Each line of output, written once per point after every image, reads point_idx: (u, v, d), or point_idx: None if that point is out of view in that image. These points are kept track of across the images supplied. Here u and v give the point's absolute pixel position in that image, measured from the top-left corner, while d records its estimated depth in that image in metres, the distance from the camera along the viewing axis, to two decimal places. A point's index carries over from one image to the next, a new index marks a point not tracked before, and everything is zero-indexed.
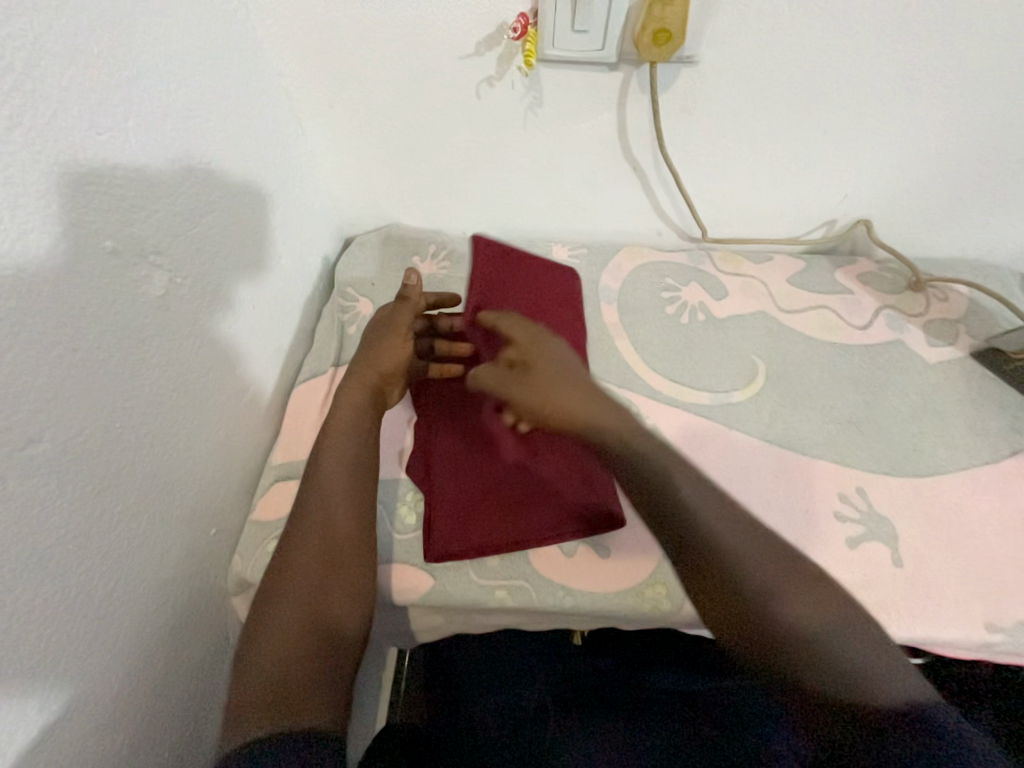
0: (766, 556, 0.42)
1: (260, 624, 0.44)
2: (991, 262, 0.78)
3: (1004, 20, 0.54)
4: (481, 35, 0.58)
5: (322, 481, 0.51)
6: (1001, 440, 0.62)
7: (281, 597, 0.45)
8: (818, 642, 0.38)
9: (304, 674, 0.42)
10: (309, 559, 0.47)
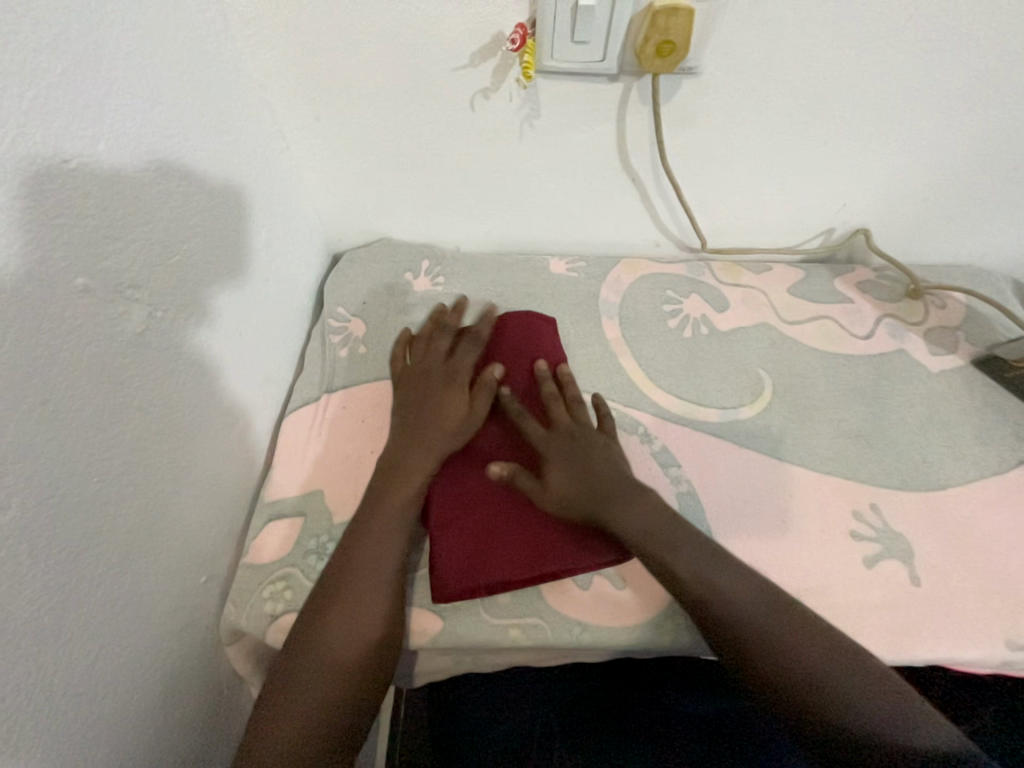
0: (766, 616, 0.45)
1: (291, 679, 0.44)
2: (984, 267, 0.79)
3: (1007, 30, 0.54)
4: (474, 46, 0.55)
5: (373, 530, 0.51)
6: (1007, 450, 0.62)
7: (319, 654, 0.45)
8: (803, 676, 0.42)
9: (324, 738, 0.42)
10: (352, 614, 0.47)
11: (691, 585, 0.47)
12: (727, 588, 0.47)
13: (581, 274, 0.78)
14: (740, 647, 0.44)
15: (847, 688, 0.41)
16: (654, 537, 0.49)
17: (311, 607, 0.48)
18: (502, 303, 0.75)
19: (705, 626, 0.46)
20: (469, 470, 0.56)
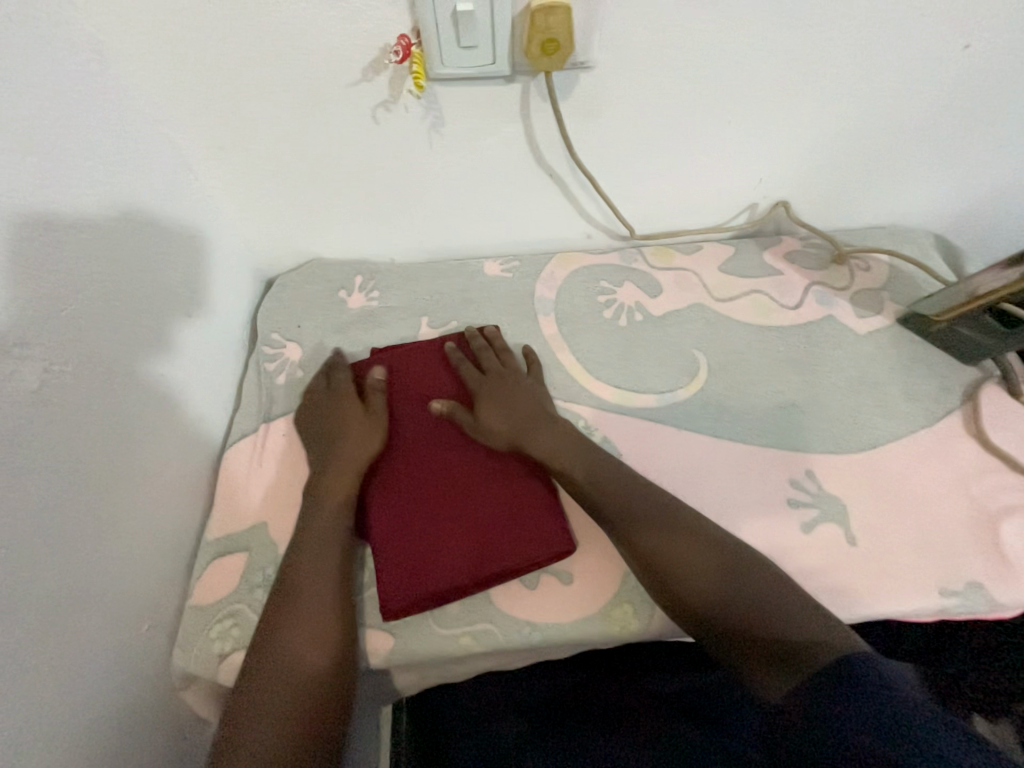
0: (717, 572, 0.47)
1: (258, 703, 0.43)
2: (907, 225, 0.80)
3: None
4: (364, 61, 0.54)
5: (314, 549, 0.52)
6: (935, 403, 0.64)
7: (286, 669, 0.45)
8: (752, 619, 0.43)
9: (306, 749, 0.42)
10: (308, 628, 0.47)
11: (634, 526, 0.51)
12: (663, 530, 0.50)
13: (515, 273, 0.78)
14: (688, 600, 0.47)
15: (781, 605, 0.44)
16: (600, 482, 0.54)
17: (260, 637, 0.47)
18: (438, 312, 0.75)
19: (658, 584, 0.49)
20: (407, 486, 0.57)
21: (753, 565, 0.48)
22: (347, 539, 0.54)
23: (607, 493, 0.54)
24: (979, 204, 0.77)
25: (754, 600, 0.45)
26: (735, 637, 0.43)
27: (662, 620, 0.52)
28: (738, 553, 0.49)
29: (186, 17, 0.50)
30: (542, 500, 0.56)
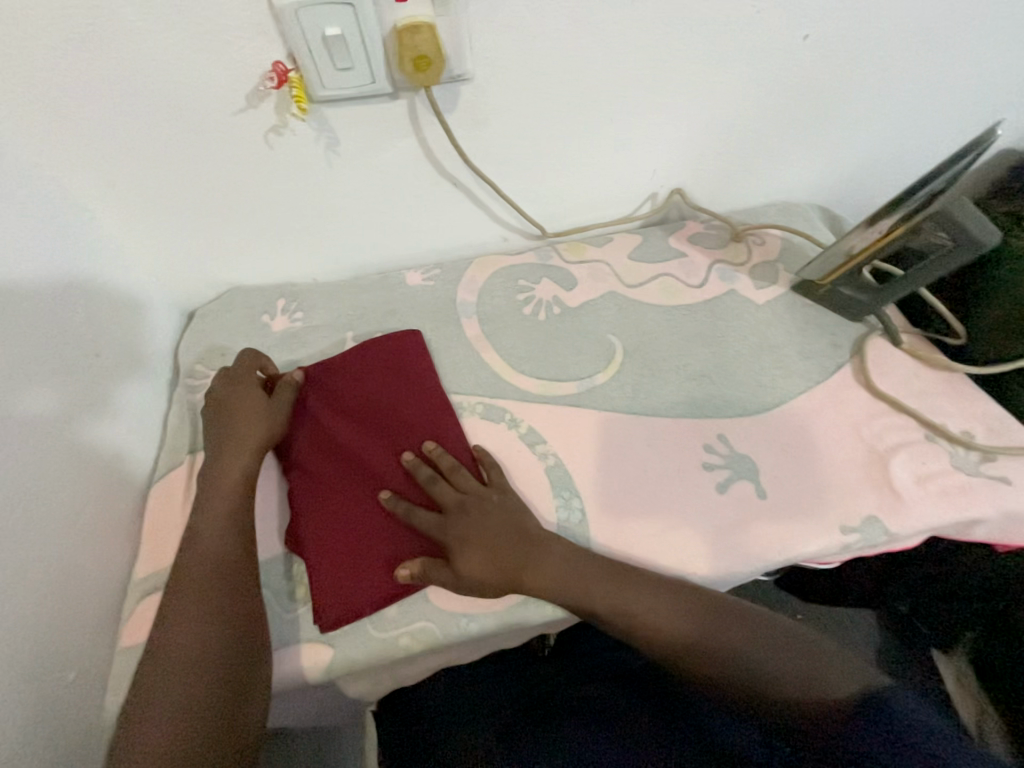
0: (687, 621, 0.49)
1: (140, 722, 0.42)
2: (796, 200, 0.87)
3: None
4: (246, 89, 0.56)
5: (200, 561, 0.50)
6: (828, 359, 0.69)
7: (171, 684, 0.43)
8: (737, 664, 0.46)
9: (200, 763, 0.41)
10: (192, 642, 0.45)
11: (608, 612, 0.50)
12: (629, 589, 0.51)
13: (436, 280, 0.80)
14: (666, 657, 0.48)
15: (778, 665, 0.45)
16: (570, 580, 0.51)
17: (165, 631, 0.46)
18: (364, 326, 0.76)
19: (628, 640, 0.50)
20: (339, 502, 0.58)
21: (709, 602, 0.51)
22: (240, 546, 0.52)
23: (583, 586, 0.51)
24: (853, 176, 0.84)
25: (748, 663, 0.46)
26: (728, 688, 0.46)
27: None
28: (692, 593, 0.51)
29: (53, 59, 0.50)
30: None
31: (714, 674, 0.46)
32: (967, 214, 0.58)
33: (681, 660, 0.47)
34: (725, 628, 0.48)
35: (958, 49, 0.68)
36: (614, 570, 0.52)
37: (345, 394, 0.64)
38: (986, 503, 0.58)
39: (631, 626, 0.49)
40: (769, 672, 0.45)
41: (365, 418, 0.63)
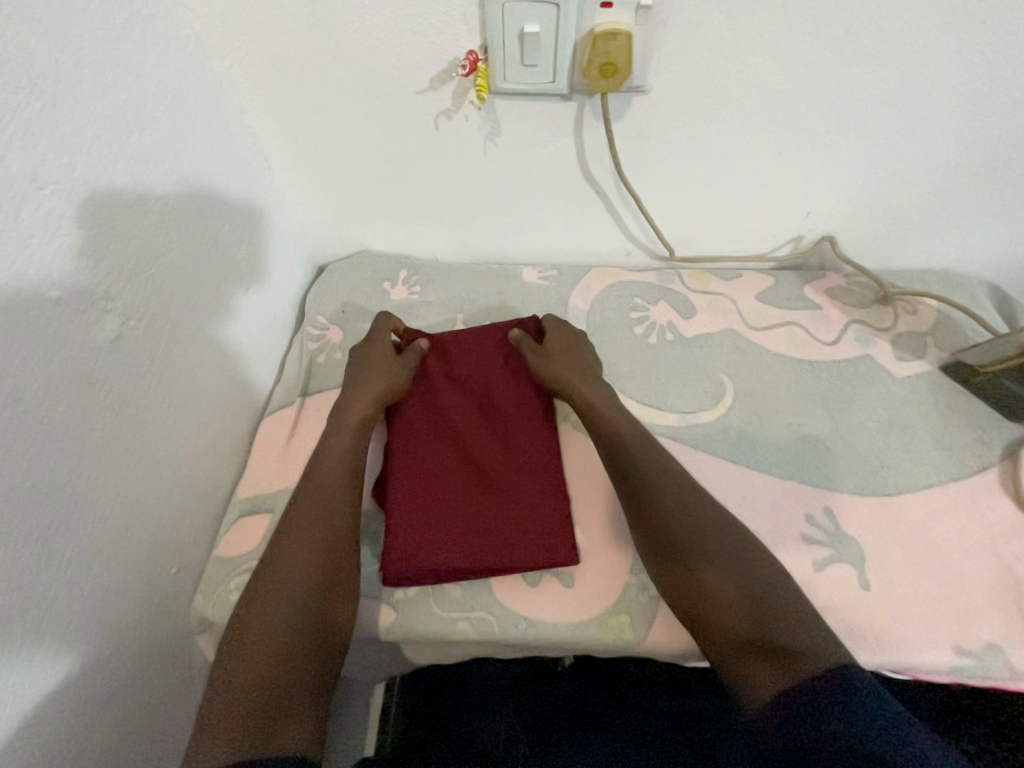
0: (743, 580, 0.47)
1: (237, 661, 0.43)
2: (961, 273, 0.78)
3: (959, 42, 0.53)
4: (433, 72, 0.59)
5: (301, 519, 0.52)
6: (971, 456, 0.62)
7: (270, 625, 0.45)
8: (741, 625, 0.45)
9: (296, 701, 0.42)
10: (295, 556, 0.49)
11: (686, 542, 0.50)
12: (712, 535, 0.50)
13: (552, 282, 0.80)
14: (696, 591, 0.48)
15: (768, 588, 0.46)
16: (661, 493, 0.53)
17: (267, 560, 0.49)
18: (474, 312, 0.78)
19: (670, 562, 0.50)
20: (425, 467, 0.60)
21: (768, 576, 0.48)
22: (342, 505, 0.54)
23: (669, 508, 0.52)
24: None
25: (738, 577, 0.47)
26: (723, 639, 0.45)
27: (658, 634, 0.52)
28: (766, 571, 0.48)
29: (280, 22, 0.56)
30: (551, 499, 0.58)
31: (707, 583, 0.47)
32: None
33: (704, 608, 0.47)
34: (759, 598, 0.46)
35: None
36: (702, 511, 0.52)
37: (458, 360, 0.67)
38: None
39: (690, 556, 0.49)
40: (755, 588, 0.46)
41: (472, 386, 0.65)
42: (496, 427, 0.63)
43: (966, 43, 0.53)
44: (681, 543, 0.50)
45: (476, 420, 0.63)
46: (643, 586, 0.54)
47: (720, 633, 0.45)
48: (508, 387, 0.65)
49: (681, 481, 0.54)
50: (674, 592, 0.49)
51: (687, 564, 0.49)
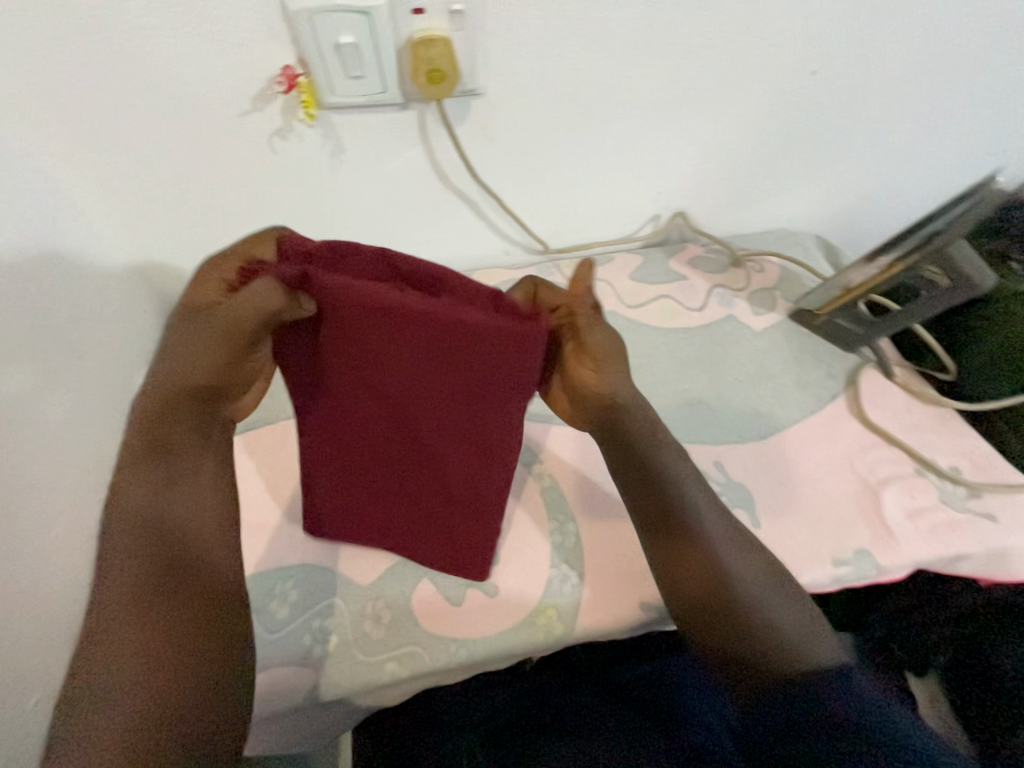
0: (748, 577, 0.47)
1: (101, 645, 0.39)
2: (794, 229, 0.88)
3: (747, 29, 0.59)
4: (252, 91, 0.54)
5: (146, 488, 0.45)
6: (823, 390, 0.70)
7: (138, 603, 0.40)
8: (743, 634, 0.45)
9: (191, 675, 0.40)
10: (177, 590, 0.42)
11: (698, 542, 0.48)
12: (711, 533, 0.49)
13: None
14: (697, 595, 0.47)
15: (777, 605, 0.46)
16: (668, 491, 0.50)
17: (135, 594, 0.41)
18: None
19: (673, 562, 0.49)
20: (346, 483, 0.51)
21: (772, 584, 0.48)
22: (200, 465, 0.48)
23: (678, 513, 0.49)
24: (851, 209, 0.86)
25: (755, 596, 0.46)
26: (719, 649, 0.46)
27: (585, 619, 0.54)
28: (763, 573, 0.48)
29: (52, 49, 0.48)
30: (496, 511, 0.51)
31: (718, 593, 0.47)
32: (964, 253, 0.58)
33: (701, 606, 0.47)
34: (763, 610, 0.46)
35: (958, 92, 0.70)
36: (712, 514, 0.50)
37: (381, 354, 0.42)
38: (972, 541, 0.59)
39: (691, 557, 0.48)
40: (766, 605, 0.46)
41: (406, 399, 0.44)
42: (430, 448, 0.47)
43: (751, 30, 0.60)
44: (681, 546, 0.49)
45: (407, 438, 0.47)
46: (564, 577, 0.55)
47: (700, 628, 0.47)
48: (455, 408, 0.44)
49: (697, 481, 0.51)
50: (670, 590, 0.49)
51: (697, 566, 0.48)
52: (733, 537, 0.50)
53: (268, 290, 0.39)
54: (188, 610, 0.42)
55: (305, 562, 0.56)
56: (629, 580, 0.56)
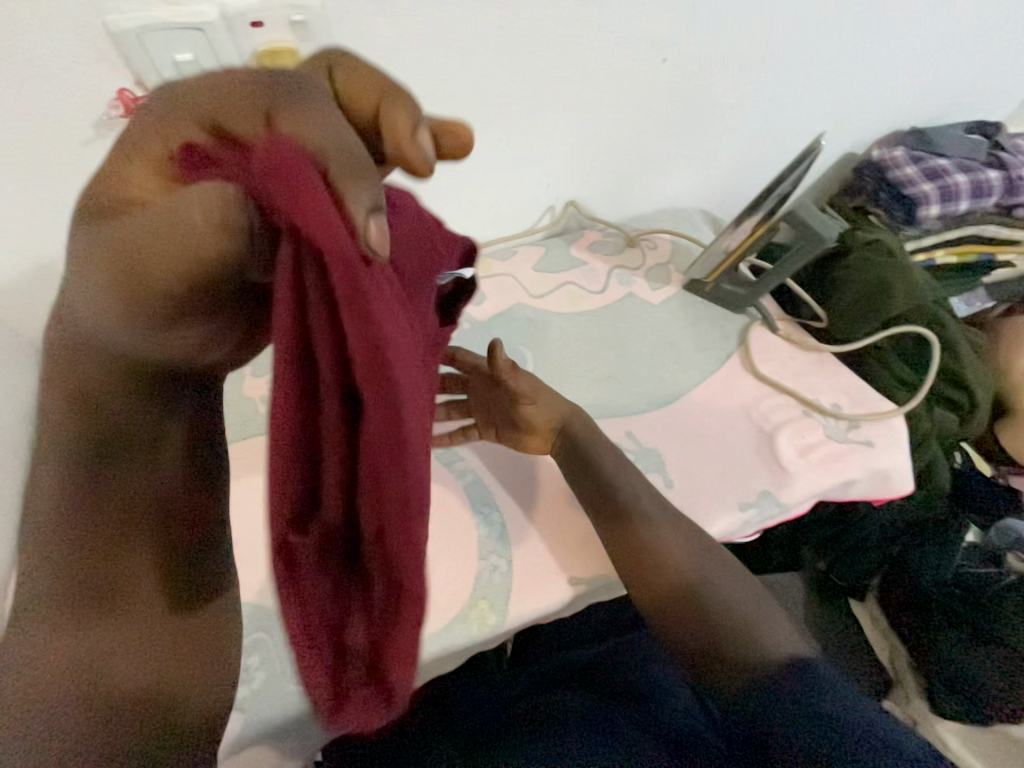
0: (698, 575, 0.51)
1: (62, 621, 0.35)
2: (681, 206, 0.94)
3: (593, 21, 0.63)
4: (91, 117, 0.51)
5: (77, 413, 0.34)
6: (719, 351, 0.75)
7: (82, 576, 0.35)
8: (705, 632, 0.49)
9: (149, 646, 0.37)
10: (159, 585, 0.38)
11: (646, 546, 0.53)
12: (661, 537, 0.53)
13: None
14: (656, 598, 0.52)
15: (731, 593, 0.51)
16: (611, 500, 0.55)
17: (115, 571, 0.36)
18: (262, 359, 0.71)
19: (626, 567, 0.53)
20: None
21: (724, 582, 0.51)
22: (162, 398, 0.36)
23: (624, 521, 0.54)
24: (728, 181, 0.92)
25: (709, 583, 0.51)
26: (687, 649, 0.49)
27: (518, 605, 0.55)
28: (720, 575, 0.52)
29: None
30: None
31: (679, 585, 0.51)
32: (810, 214, 0.66)
33: (662, 608, 0.51)
34: (720, 607, 0.49)
35: (791, 66, 0.78)
36: (661, 518, 0.54)
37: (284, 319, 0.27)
38: (857, 466, 0.65)
39: (644, 560, 0.52)
40: (725, 598, 0.50)
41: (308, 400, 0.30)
42: None
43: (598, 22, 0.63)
44: (633, 553, 0.53)
45: None
46: (494, 567, 0.56)
47: (666, 629, 0.51)
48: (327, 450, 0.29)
49: (649, 496, 0.56)
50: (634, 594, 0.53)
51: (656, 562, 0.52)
52: (687, 537, 0.54)
53: (211, 224, 0.25)
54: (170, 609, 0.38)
55: None
56: (556, 558, 0.58)
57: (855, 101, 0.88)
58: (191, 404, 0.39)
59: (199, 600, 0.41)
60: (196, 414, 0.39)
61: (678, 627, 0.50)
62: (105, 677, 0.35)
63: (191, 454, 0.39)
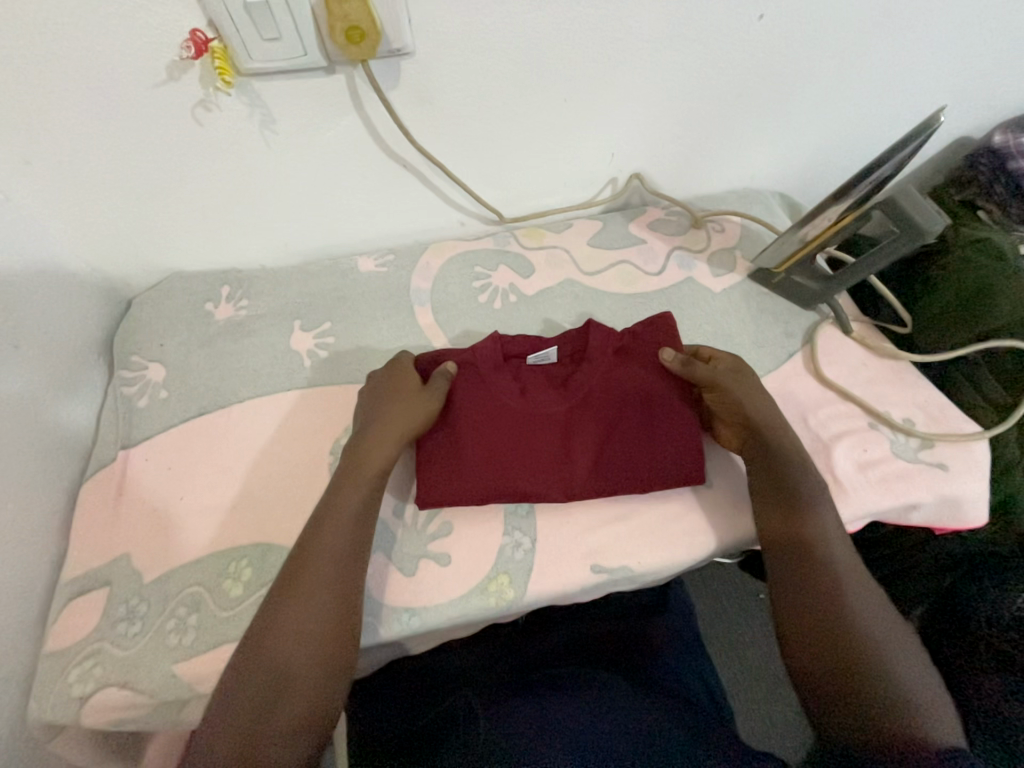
0: (865, 619, 0.48)
1: (246, 656, 0.46)
2: (756, 187, 0.86)
3: None
4: (165, 58, 0.52)
5: (315, 558, 0.49)
6: (780, 348, 0.70)
7: (271, 619, 0.47)
8: (846, 672, 0.45)
9: (299, 682, 0.44)
10: (304, 618, 0.47)
11: (817, 570, 0.50)
12: (832, 568, 0.50)
13: (390, 267, 0.76)
14: (805, 615, 0.49)
15: (906, 665, 0.46)
16: (795, 523, 0.52)
17: (274, 612, 0.47)
18: (311, 313, 0.72)
19: (781, 575, 0.52)
20: (644, 407, 0.59)
21: (885, 636, 0.47)
22: (353, 492, 0.52)
23: (798, 537, 0.52)
24: (813, 161, 0.84)
25: (859, 619, 0.48)
26: (816, 680, 0.46)
27: (535, 584, 0.55)
28: (880, 626, 0.48)
29: None
30: (625, 478, 0.57)
31: (832, 604, 0.48)
32: (910, 200, 0.58)
33: (804, 631, 0.48)
34: (873, 649, 0.46)
35: (911, 30, 0.68)
36: (837, 552, 0.51)
37: (473, 377, 0.59)
38: (923, 488, 0.59)
39: (806, 581, 0.50)
40: (897, 667, 0.45)
41: (484, 406, 0.58)
42: (534, 432, 0.58)
43: None
44: (794, 571, 0.51)
45: (527, 415, 0.58)
46: (517, 544, 0.56)
47: (803, 653, 0.48)
48: (492, 428, 0.57)
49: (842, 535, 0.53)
50: (777, 605, 0.51)
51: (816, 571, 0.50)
52: (856, 579, 0.50)
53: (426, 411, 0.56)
54: (304, 641, 0.46)
55: (259, 541, 0.57)
56: (580, 544, 0.57)
57: (983, 75, 0.76)
58: (358, 500, 0.52)
59: (329, 637, 0.47)
60: (361, 505, 0.52)
61: (817, 652, 0.47)
62: (265, 699, 0.43)
63: (353, 534, 0.51)
